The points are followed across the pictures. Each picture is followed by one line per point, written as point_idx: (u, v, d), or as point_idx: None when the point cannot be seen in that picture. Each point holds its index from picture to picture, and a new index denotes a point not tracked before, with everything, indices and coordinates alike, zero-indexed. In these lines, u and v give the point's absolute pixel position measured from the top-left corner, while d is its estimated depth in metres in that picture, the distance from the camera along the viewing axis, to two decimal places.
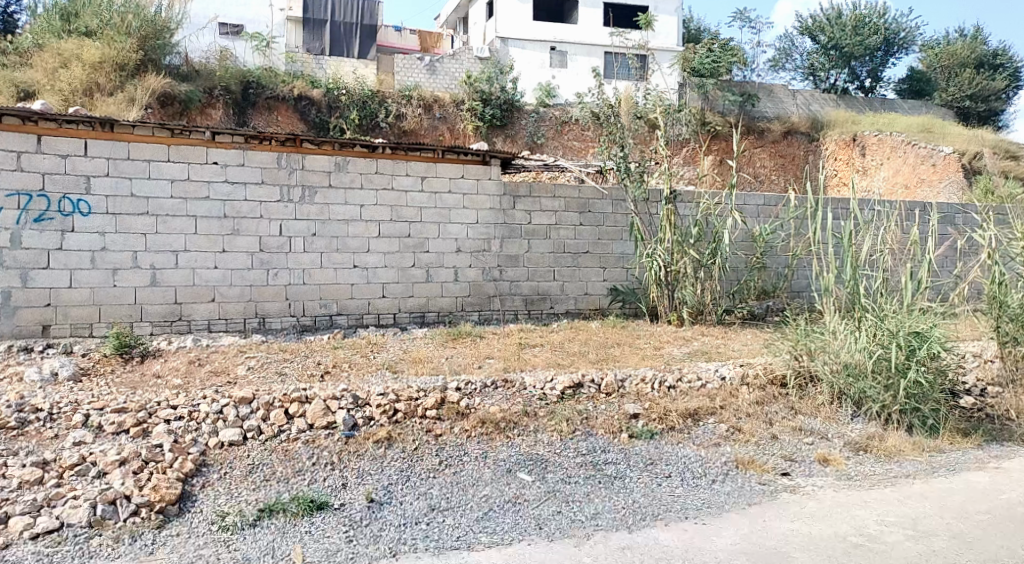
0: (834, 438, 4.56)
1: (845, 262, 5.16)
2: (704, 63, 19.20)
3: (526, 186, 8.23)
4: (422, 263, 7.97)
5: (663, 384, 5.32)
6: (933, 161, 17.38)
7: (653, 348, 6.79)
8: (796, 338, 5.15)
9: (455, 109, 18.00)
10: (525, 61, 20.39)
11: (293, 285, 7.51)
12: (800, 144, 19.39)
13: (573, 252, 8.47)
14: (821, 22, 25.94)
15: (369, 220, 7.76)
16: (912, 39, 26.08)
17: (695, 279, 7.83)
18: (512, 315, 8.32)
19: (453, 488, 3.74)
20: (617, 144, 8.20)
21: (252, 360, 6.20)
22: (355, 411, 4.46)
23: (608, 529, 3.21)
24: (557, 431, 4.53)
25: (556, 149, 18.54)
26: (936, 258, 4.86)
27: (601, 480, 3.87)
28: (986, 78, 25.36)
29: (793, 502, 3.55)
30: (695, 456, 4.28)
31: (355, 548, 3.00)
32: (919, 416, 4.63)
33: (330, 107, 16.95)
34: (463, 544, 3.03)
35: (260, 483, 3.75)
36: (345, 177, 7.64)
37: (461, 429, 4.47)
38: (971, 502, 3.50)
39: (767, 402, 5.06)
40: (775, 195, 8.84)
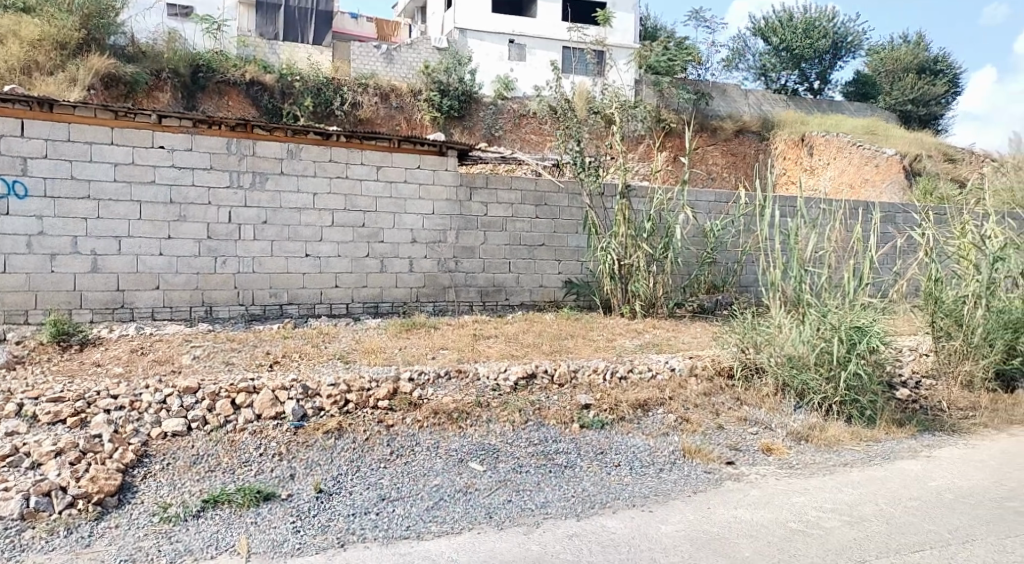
0: (777, 428, 4.70)
1: (791, 258, 5.32)
2: (659, 61, 19.36)
3: (483, 178, 8.20)
4: (376, 253, 7.88)
5: (615, 375, 5.40)
6: (877, 163, 17.92)
7: (606, 340, 6.88)
8: (742, 331, 5.31)
9: (412, 99, 17.87)
10: (483, 53, 20.36)
11: (241, 273, 7.35)
12: (751, 143, 19.84)
13: (528, 245, 8.48)
14: (774, 23, 26.62)
15: (322, 209, 7.64)
16: (859, 43, 26.97)
17: (648, 273, 7.94)
18: (467, 307, 8.30)
19: (403, 478, 3.72)
20: (573, 138, 8.27)
21: (198, 350, 6.06)
22: (305, 401, 4.41)
23: (558, 517, 3.25)
24: (509, 421, 4.56)
25: (513, 142, 18.44)
26: (877, 256, 5.03)
27: (551, 469, 3.91)
28: (927, 83, 26.42)
29: (736, 490, 3.65)
30: (645, 445, 4.36)
31: (302, 538, 2.97)
32: (858, 407, 4.80)
33: (284, 94, 16.60)
34: (413, 534, 3.03)
35: (205, 474, 3.66)
36: (298, 164, 7.51)
37: (413, 419, 4.45)
38: (903, 489, 3.65)
39: (714, 393, 5.22)
40: (726, 192, 9.03)
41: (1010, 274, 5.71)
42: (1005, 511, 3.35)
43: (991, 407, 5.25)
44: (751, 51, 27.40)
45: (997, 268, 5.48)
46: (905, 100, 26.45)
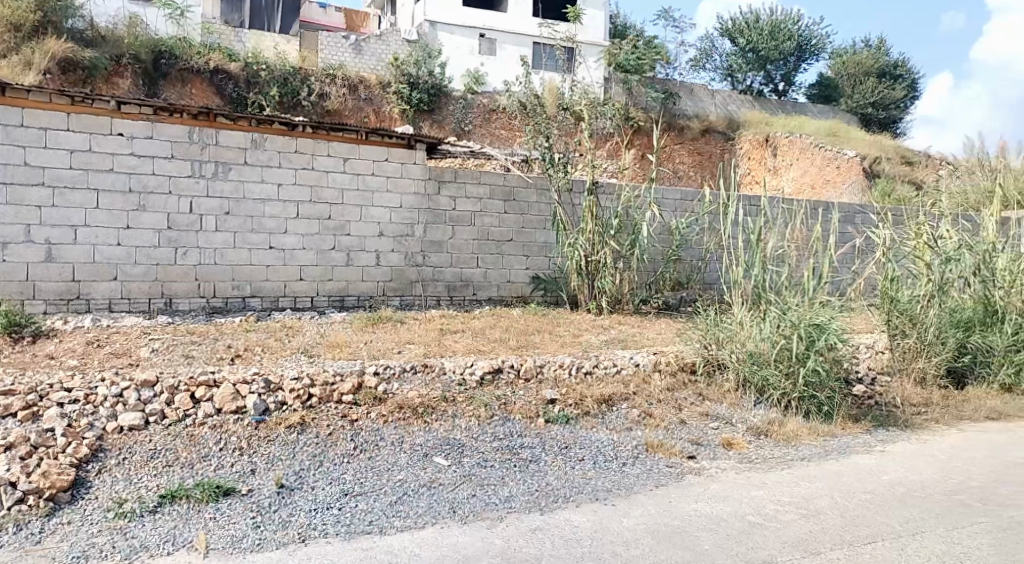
0: (737, 423, 4.79)
1: (753, 256, 5.42)
2: (629, 59, 19.58)
3: (452, 172, 8.17)
4: (342, 246, 7.80)
5: (580, 370, 5.44)
6: (838, 164, 18.45)
7: (572, 336, 6.92)
8: (705, 328, 5.41)
9: (381, 91, 17.72)
10: (453, 46, 20.07)
11: (203, 265, 7.21)
12: (717, 143, 20.06)
13: (496, 240, 8.46)
14: (740, 25, 26.98)
15: (287, 200, 7.53)
16: (823, 47, 27.50)
17: (614, 269, 7.99)
18: (434, 301, 8.26)
19: (367, 473, 3.70)
20: (542, 134, 8.27)
21: (157, 342, 5.92)
22: (267, 395, 4.35)
23: (521, 511, 3.26)
24: (475, 416, 4.56)
25: (483, 137, 18.42)
26: (836, 254, 5.15)
27: (516, 464, 3.92)
28: (886, 87, 27.08)
29: (696, 484, 3.70)
30: (608, 440, 4.39)
31: (262, 534, 2.93)
32: (816, 403, 4.88)
33: (249, 83, 16.30)
34: (376, 529, 3.01)
35: (162, 469, 3.59)
36: (263, 154, 7.39)
37: (378, 414, 4.42)
38: (857, 482, 3.75)
39: (677, 388, 5.30)
40: (691, 191, 9.15)
41: (961, 274, 5.91)
42: (953, 504, 3.47)
43: (942, 403, 5.38)
44: (719, 52, 27.72)
45: (947, 268, 5.79)
46: (866, 103, 27.07)
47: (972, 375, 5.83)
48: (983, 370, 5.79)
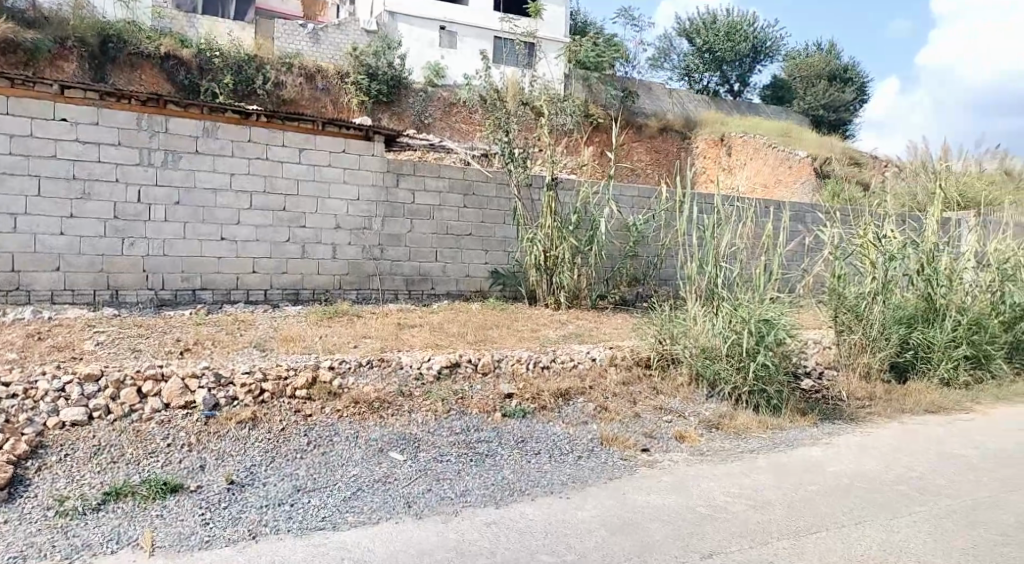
0: (690, 417, 4.89)
1: (707, 253, 5.50)
2: (589, 57, 19.80)
3: (410, 164, 8.07)
4: (297, 238, 7.66)
5: (538, 364, 5.48)
6: (790, 164, 19.16)
7: (530, 330, 6.96)
8: (660, 323, 5.52)
9: (339, 81, 17.47)
10: (413, 37, 19.81)
11: (151, 256, 7.01)
12: (674, 141, 20.28)
13: (455, 234, 8.39)
14: (698, 25, 27.40)
15: (240, 191, 7.36)
16: (777, 49, 28.10)
17: (572, 264, 8.04)
18: (392, 295, 8.16)
19: (321, 469, 3.65)
20: (502, 129, 8.28)
21: (102, 335, 5.73)
22: (217, 390, 4.27)
23: (476, 505, 3.26)
24: (431, 411, 4.54)
25: (443, 131, 18.28)
26: (786, 252, 5.25)
27: (472, 458, 3.93)
28: (837, 90, 27.87)
29: (650, 476, 3.77)
30: (564, 434, 4.43)
31: (211, 531, 2.87)
32: (765, 396, 5.01)
33: (202, 70, 15.90)
34: (329, 524, 2.98)
35: (107, 466, 3.48)
36: (215, 143, 7.21)
37: (333, 408, 4.38)
38: (805, 474, 3.87)
39: (632, 382, 5.38)
40: (648, 188, 9.26)
41: (905, 273, 6.12)
42: (893, 494, 3.60)
43: (886, 396, 5.57)
44: (677, 52, 28.11)
45: (892, 266, 5.99)
46: (817, 105, 27.80)
47: (914, 370, 6.04)
48: (924, 365, 6.01)
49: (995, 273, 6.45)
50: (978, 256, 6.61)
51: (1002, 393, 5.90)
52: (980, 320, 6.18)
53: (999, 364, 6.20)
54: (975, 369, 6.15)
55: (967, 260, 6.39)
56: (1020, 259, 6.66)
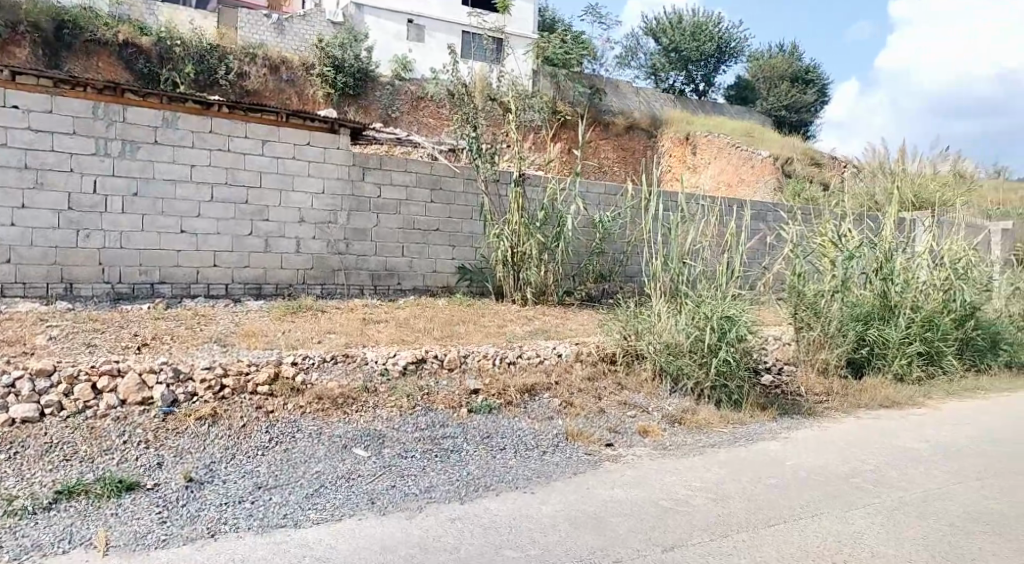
0: (654, 412, 4.94)
1: (671, 250, 5.58)
2: (556, 53, 19.60)
3: (377, 158, 7.98)
4: (260, 232, 7.53)
5: (504, 360, 5.49)
6: (753, 163, 19.47)
7: (497, 326, 6.96)
8: (625, 319, 5.57)
9: (304, 73, 17.24)
10: (381, 30, 19.51)
11: (108, 249, 6.83)
12: (640, 140, 20.51)
13: (422, 229, 8.32)
14: (664, 25, 27.67)
15: (201, 183, 7.21)
16: (741, 49, 28.54)
17: (539, 261, 8.06)
18: (357, 290, 8.06)
19: (282, 466, 3.60)
20: (470, 124, 8.26)
21: (54, 330, 5.56)
22: (176, 386, 4.20)
23: (440, 501, 3.26)
24: (396, 407, 4.51)
25: (410, 125, 18.14)
26: (748, 249, 5.35)
27: (437, 454, 3.91)
28: (799, 91, 28.47)
29: (613, 471, 3.80)
30: (529, 429, 4.44)
31: (168, 529, 2.81)
32: (726, 392, 5.10)
33: (162, 58, 15.56)
34: (291, 522, 2.94)
35: (59, 463, 3.39)
36: (175, 134, 7.05)
37: (295, 405, 4.32)
38: (763, 468, 3.94)
39: (597, 377, 5.42)
40: (615, 185, 9.32)
41: (862, 271, 6.27)
42: (848, 487, 3.69)
43: (843, 391, 5.70)
44: (644, 50, 28.34)
45: (850, 265, 6.14)
46: (779, 106, 28.34)
47: (870, 366, 6.19)
48: (880, 361, 6.16)
49: (948, 272, 6.63)
50: (932, 255, 6.80)
51: (953, 389, 6.08)
52: (933, 317, 6.36)
53: (951, 360, 6.39)
54: (927, 365, 6.33)
55: (921, 258, 6.57)
56: (972, 258, 6.87)
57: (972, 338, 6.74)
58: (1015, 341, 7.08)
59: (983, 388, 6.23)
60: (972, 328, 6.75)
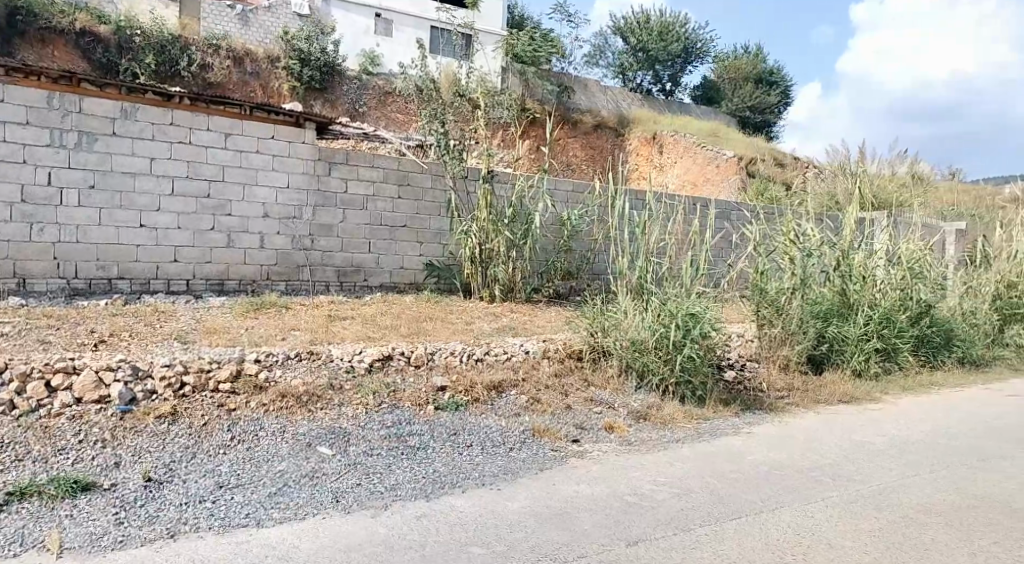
0: (620, 408, 4.98)
1: (638, 248, 5.64)
2: (525, 50, 19.51)
3: (343, 153, 7.88)
4: (222, 227, 7.39)
5: (471, 357, 5.49)
6: (718, 163, 19.88)
7: (464, 323, 6.93)
8: (591, 317, 5.61)
9: (269, 66, 16.99)
10: (349, 23, 18.97)
11: (63, 243, 6.65)
12: (608, 138, 20.52)
13: (390, 226, 8.23)
14: (631, 25, 27.91)
15: (161, 175, 7.05)
16: (707, 50, 28.91)
17: (507, 257, 8.06)
18: (323, 287, 7.95)
19: (244, 465, 3.53)
20: (438, 120, 8.21)
21: (5, 326, 5.38)
22: (135, 384, 4.12)
23: (406, 498, 3.25)
24: (361, 404, 4.47)
25: (378, 120, 17.96)
26: (712, 247, 5.43)
27: (404, 451, 3.89)
28: (762, 93, 28.97)
29: (579, 467, 3.83)
30: (496, 426, 4.44)
31: (125, 530, 2.75)
32: (690, 388, 5.16)
33: (121, 48, 15.19)
34: (253, 521, 2.90)
35: (10, 463, 3.29)
36: (133, 125, 6.89)
37: (258, 403, 4.25)
38: (726, 463, 4.00)
39: (564, 374, 5.44)
40: (583, 183, 9.37)
41: (822, 269, 6.42)
42: (807, 480, 3.78)
43: (803, 387, 5.82)
44: (612, 49, 28.47)
45: (810, 263, 6.29)
46: (744, 106, 28.80)
47: (830, 362, 6.34)
48: (839, 358, 6.31)
49: (904, 271, 6.81)
50: (890, 254, 6.98)
51: (908, 384, 6.25)
52: (890, 315, 6.53)
53: (906, 356, 6.58)
54: (884, 361, 6.50)
55: (879, 257, 6.74)
56: (927, 257, 7.07)
57: (927, 335, 6.93)
58: (967, 338, 7.30)
59: (936, 383, 6.43)
60: (927, 325, 6.95)
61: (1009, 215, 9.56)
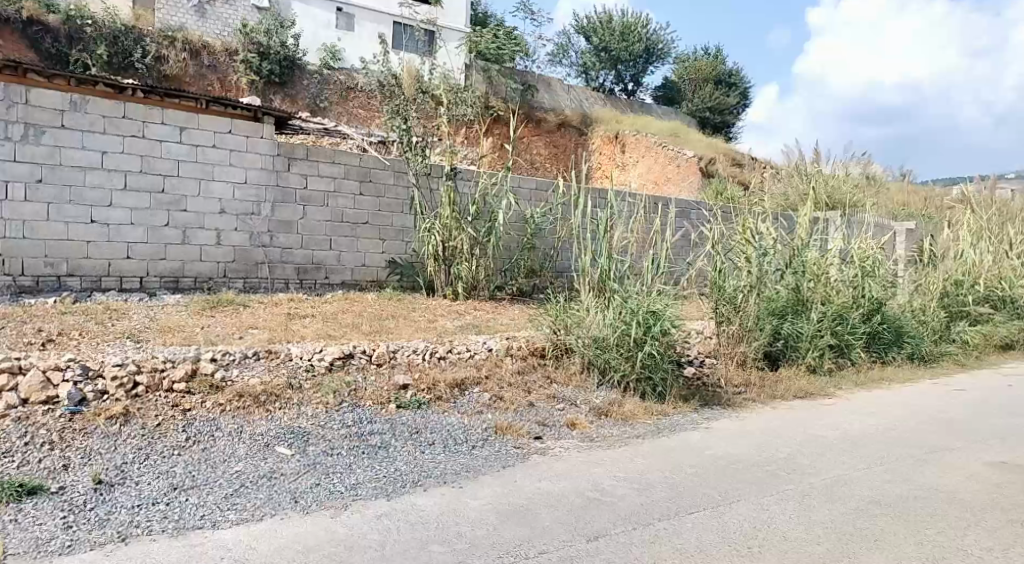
0: (581, 405, 5.01)
1: (600, 246, 5.69)
2: (489, 47, 19.47)
3: (303, 149, 7.76)
4: (177, 222, 7.22)
5: (434, 355, 5.46)
6: (678, 163, 20.05)
7: (427, 321, 6.90)
8: (554, 313, 5.64)
9: (227, 59, 16.67)
10: (310, 17, 18.62)
11: (9, 239, 6.45)
12: (571, 136, 20.66)
13: (351, 223, 8.14)
14: (594, 24, 28.10)
15: (112, 170, 6.87)
16: (668, 51, 29.27)
17: (470, 255, 8.05)
18: (282, 284, 7.82)
19: (199, 466, 3.46)
20: (400, 116, 8.14)
21: None
22: (85, 384, 4.01)
23: (367, 498, 3.22)
24: (321, 404, 4.41)
25: (339, 116, 17.74)
26: (672, 245, 5.51)
27: (364, 451, 3.85)
28: (722, 94, 29.45)
29: (541, 463, 3.85)
30: (459, 424, 4.44)
31: (74, 534, 2.67)
32: (651, 384, 5.22)
33: (71, 38, 14.72)
34: (208, 523, 2.84)
35: None
36: (83, 118, 6.70)
37: (214, 403, 4.17)
38: (685, 457, 4.07)
39: (527, 371, 5.45)
40: (546, 181, 9.40)
41: (777, 267, 6.55)
42: (763, 473, 3.87)
43: (760, 383, 5.93)
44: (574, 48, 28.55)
45: (765, 261, 6.42)
46: (704, 107, 29.26)
47: (785, 358, 6.49)
48: (794, 354, 6.46)
49: (856, 270, 7.00)
50: (843, 253, 7.16)
51: (860, 379, 6.43)
52: (843, 312, 6.72)
53: (858, 352, 6.77)
54: (837, 357, 6.70)
55: (833, 255, 6.92)
56: (878, 257, 7.28)
57: (877, 331, 7.16)
58: (917, 334, 7.54)
59: (887, 378, 6.63)
60: (878, 322, 7.17)
61: (956, 215, 9.90)
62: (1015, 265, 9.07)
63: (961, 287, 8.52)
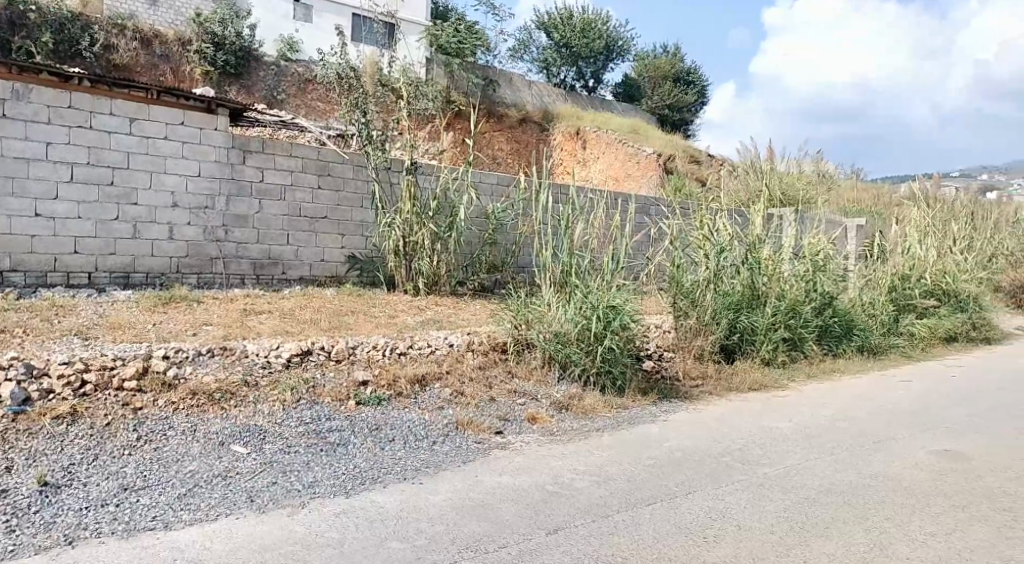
0: (542, 398, 5.04)
1: (561, 242, 5.69)
2: (450, 42, 19.39)
3: (259, 142, 7.61)
4: (127, 216, 7.01)
5: (394, 351, 5.43)
6: (638, 160, 20.20)
7: (387, 317, 6.84)
8: (515, 309, 5.62)
9: (180, 49, 16.21)
10: (265, 6, 18.18)
11: None
12: (533, 132, 20.71)
13: (309, 217, 8.01)
14: (555, 20, 28.12)
15: (58, 161, 6.65)
16: (628, 48, 29.51)
17: (431, 250, 8.00)
18: (238, 280, 7.66)
19: (151, 465, 3.37)
20: (359, 109, 8.02)
21: None
22: (29, 383, 3.87)
23: (323, 495, 3.18)
24: (279, 401, 4.34)
25: (297, 108, 17.46)
26: (631, 241, 5.56)
27: (322, 448, 3.80)
28: (680, 92, 29.84)
29: (502, 458, 3.86)
30: (419, 420, 4.41)
31: (18, 539, 2.58)
32: (611, 378, 5.27)
33: (13, 24, 14.13)
34: (160, 524, 2.77)
35: None
36: (27, 108, 6.48)
37: (167, 401, 4.07)
38: (644, 450, 4.13)
39: (488, 367, 5.45)
40: (506, 176, 9.38)
41: (734, 263, 6.66)
42: (719, 465, 3.95)
43: (716, 376, 6.04)
44: (536, 44, 28.52)
45: (722, 258, 6.54)
46: (662, 105, 29.61)
47: (741, 351, 6.61)
48: (750, 347, 6.59)
49: (809, 265, 7.15)
50: (795, 249, 7.31)
51: (812, 371, 6.62)
52: (796, 306, 6.88)
53: (810, 345, 6.96)
54: (790, 350, 6.87)
55: (786, 251, 7.08)
56: (829, 252, 7.44)
57: (829, 325, 7.36)
58: (865, 328, 7.76)
59: (838, 370, 6.83)
60: (829, 316, 7.37)
61: (903, 213, 10.23)
62: (958, 260, 9.40)
63: (907, 282, 8.81)
